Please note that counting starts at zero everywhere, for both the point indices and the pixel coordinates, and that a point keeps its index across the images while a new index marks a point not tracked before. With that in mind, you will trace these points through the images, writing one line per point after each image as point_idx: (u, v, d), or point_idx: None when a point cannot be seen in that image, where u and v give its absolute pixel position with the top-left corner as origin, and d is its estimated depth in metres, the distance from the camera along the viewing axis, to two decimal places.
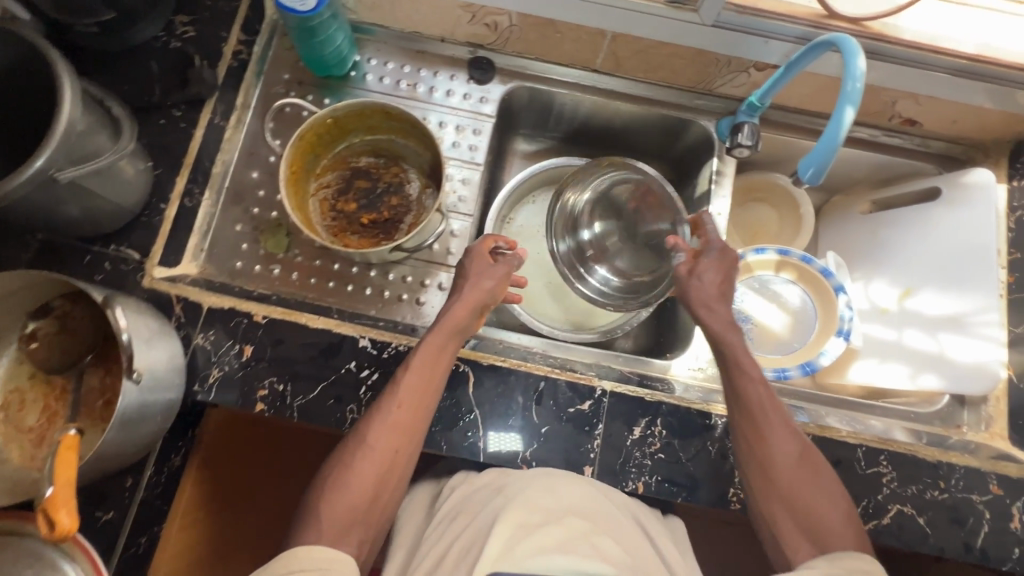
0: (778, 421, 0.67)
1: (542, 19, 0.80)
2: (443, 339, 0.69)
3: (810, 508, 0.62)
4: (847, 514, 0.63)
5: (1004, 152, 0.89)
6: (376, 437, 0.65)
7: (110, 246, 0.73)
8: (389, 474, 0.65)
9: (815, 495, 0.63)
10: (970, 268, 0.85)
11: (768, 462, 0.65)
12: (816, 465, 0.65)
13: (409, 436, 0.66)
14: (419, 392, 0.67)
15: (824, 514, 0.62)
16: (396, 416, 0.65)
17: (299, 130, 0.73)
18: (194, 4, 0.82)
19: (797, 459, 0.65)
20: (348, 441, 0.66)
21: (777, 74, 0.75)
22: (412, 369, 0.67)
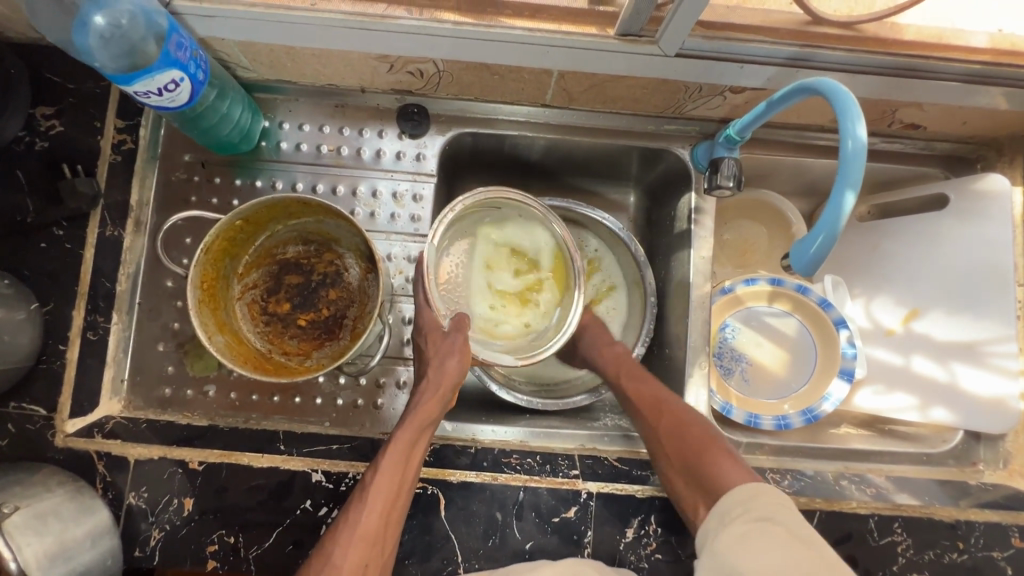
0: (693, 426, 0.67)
1: (474, 63, 0.66)
2: (413, 433, 0.63)
3: (710, 474, 0.62)
4: (741, 462, 0.64)
5: (1020, 149, 0.79)
6: (344, 551, 0.57)
7: (9, 403, 0.63)
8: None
9: (714, 457, 0.64)
10: (984, 291, 0.76)
11: (665, 441, 0.67)
12: (705, 433, 0.67)
13: (382, 546, 0.59)
14: (391, 495, 0.60)
15: (720, 471, 0.62)
16: (366, 525, 0.58)
17: (202, 245, 0.62)
18: (55, 90, 0.67)
19: (684, 429, 0.67)
20: (314, 558, 0.58)
21: (756, 109, 0.63)
22: (382, 469, 0.61)
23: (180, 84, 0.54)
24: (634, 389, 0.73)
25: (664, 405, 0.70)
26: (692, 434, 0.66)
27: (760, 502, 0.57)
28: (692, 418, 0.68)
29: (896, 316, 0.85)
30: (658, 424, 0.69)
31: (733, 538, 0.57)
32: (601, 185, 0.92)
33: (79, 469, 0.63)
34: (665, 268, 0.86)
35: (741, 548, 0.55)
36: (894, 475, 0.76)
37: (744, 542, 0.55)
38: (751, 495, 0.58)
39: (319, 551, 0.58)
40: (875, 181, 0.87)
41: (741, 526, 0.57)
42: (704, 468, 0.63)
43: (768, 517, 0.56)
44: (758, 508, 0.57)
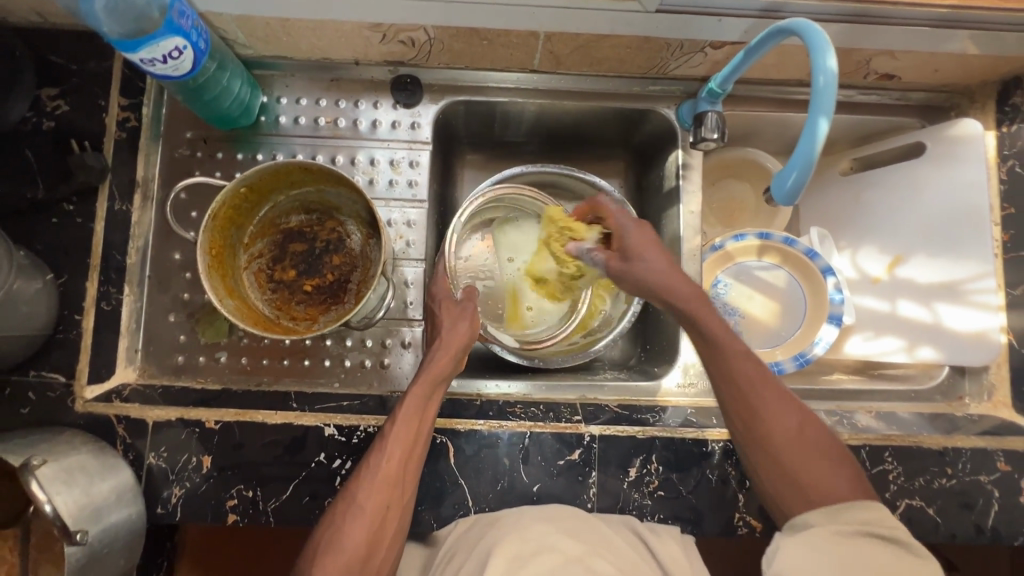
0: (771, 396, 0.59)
1: (463, 28, 0.69)
2: (429, 388, 0.66)
3: (810, 474, 0.55)
4: (829, 450, 0.56)
5: (990, 95, 0.82)
6: (367, 495, 0.59)
7: (28, 372, 0.65)
8: (384, 536, 0.59)
9: (818, 456, 0.56)
10: (963, 232, 0.79)
11: (759, 427, 0.58)
12: (813, 429, 0.58)
13: (403, 491, 0.61)
14: (410, 441, 0.63)
15: (825, 474, 0.54)
16: (387, 471, 0.61)
17: (209, 212, 0.64)
18: (59, 71, 0.70)
19: (791, 424, 0.58)
20: (337, 503, 0.61)
21: (735, 60, 0.67)
22: (401, 418, 0.63)
23: (183, 52, 0.57)
24: (734, 364, 0.61)
25: (763, 386, 0.60)
26: (798, 428, 0.57)
27: (876, 519, 0.49)
28: (792, 405, 0.59)
29: (881, 264, 0.88)
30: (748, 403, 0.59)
31: (836, 541, 0.48)
32: (591, 151, 0.95)
33: (100, 432, 0.65)
34: (656, 227, 0.89)
35: (850, 555, 0.46)
36: (883, 411, 0.79)
37: (854, 553, 0.47)
38: (869, 512, 0.49)
39: (342, 497, 0.60)
40: (855, 134, 0.90)
41: (848, 533, 0.48)
42: (805, 467, 0.55)
43: (893, 542, 0.47)
44: (880, 527, 0.48)
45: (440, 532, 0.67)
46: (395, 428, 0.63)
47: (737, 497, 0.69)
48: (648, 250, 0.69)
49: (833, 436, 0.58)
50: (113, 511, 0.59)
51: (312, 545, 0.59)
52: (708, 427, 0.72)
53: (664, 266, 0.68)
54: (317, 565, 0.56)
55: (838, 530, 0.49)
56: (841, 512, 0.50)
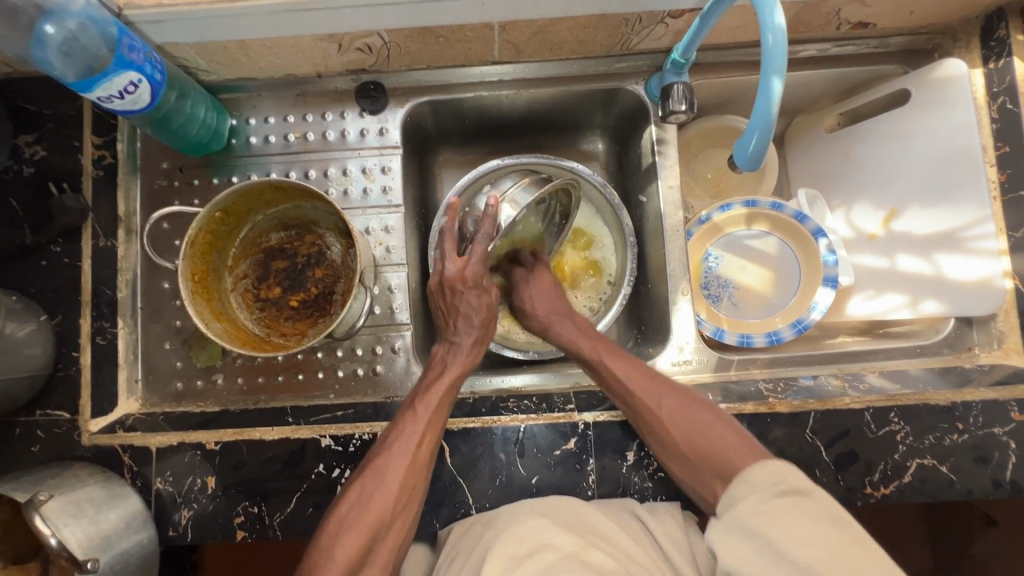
0: (643, 387, 0.68)
1: (416, 29, 0.68)
2: (456, 377, 0.70)
3: (708, 455, 0.61)
4: (736, 433, 0.62)
5: (975, 31, 0.78)
6: (395, 472, 0.61)
7: (36, 411, 0.68)
8: (403, 514, 0.61)
9: (707, 431, 0.62)
10: (956, 177, 0.76)
11: (649, 421, 0.65)
12: (703, 412, 0.64)
13: (428, 473, 0.63)
14: (439, 424, 0.65)
15: (725, 453, 0.60)
16: (416, 454, 0.62)
17: (186, 240, 0.65)
18: (32, 118, 0.71)
19: (679, 410, 0.65)
20: (363, 481, 0.61)
21: (694, 27, 0.65)
22: (432, 403, 0.66)
23: (139, 85, 0.59)
24: (614, 365, 0.71)
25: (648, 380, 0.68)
26: (685, 414, 0.64)
27: (782, 474, 0.54)
28: (679, 394, 0.66)
29: (876, 220, 0.85)
30: (636, 404, 0.67)
31: (752, 508, 0.53)
32: (568, 137, 0.94)
33: (107, 463, 0.67)
34: (639, 206, 0.87)
35: (771, 519, 0.51)
36: (889, 370, 0.77)
37: (772, 515, 0.51)
38: (777, 471, 0.55)
39: (368, 473, 0.61)
40: (838, 88, 0.87)
41: (762, 498, 0.53)
42: (701, 447, 0.62)
43: (800, 494, 0.52)
44: (790, 481, 0.53)
45: (445, 531, 0.68)
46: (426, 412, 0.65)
47: None
48: (545, 290, 0.82)
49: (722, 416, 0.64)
50: (122, 538, 0.60)
51: (332, 523, 0.59)
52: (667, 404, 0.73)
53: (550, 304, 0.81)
54: (339, 540, 0.57)
55: (759, 497, 0.53)
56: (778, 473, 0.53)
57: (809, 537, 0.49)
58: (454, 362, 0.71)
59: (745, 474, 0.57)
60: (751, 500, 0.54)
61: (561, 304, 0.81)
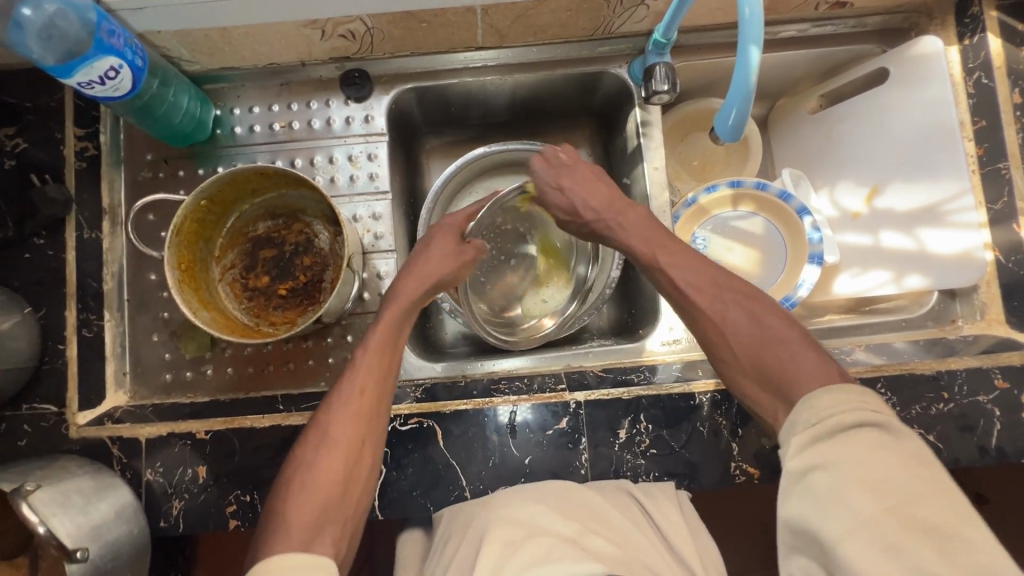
0: (720, 293, 0.62)
1: (399, 13, 0.68)
2: (400, 316, 0.67)
3: (776, 363, 0.56)
4: (824, 355, 0.56)
5: (949, 9, 0.79)
6: (339, 429, 0.59)
7: (22, 406, 0.67)
8: (358, 470, 0.59)
9: (783, 349, 0.57)
10: (935, 152, 0.77)
11: (720, 331, 0.61)
12: (775, 320, 0.59)
13: (376, 426, 0.61)
14: (379, 378, 0.62)
15: (795, 361, 0.55)
16: (359, 402, 0.60)
17: (172, 227, 0.65)
18: (12, 110, 0.71)
19: (749, 315, 0.59)
20: (307, 440, 0.59)
21: (674, 6, 0.66)
22: (372, 350, 0.63)
23: (120, 71, 0.58)
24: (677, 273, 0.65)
25: (713, 289, 0.62)
26: (759, 320, 0.59)
27: (847, 404, 0.49)
28: (754, 302, 0.60)
29: (859, 198, 0.86)
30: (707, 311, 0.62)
31: (814, 452, 0.48)
32: (555, 123, 0.94)
33: (96, 455, 0.67)
34: (625, 189, 0.88)
35: (842, 456, 0.47)
36: (874, 343, 0.78)
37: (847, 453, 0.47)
38: (851, 398, 0.50)
39: (313, 432, 0.59)
40: (820, 68, 0.88)
41: (834, 427, 0.48)
42: (772, 361, 0.56)
43: (878, 427, 0.48)
44: (866, 414, 0.49)
45: (439, 515, 0.68)
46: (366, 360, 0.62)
47: (731, 446, 0.68)
48: (588, 183, 0.74)
49: (799, 328, 0.58)
50: (113, 528, 0.60)
51: (282, 488, 0.57)
52: (664, 384, 0.71)
53: (603, 198, 0.73)
54: (292, 503, 0.55)
55: (817, 432, 0.49)
56: (816, 404, 0.51)
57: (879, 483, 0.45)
58: (395, 299, 0.68)
59: (813, 398, 0.51)
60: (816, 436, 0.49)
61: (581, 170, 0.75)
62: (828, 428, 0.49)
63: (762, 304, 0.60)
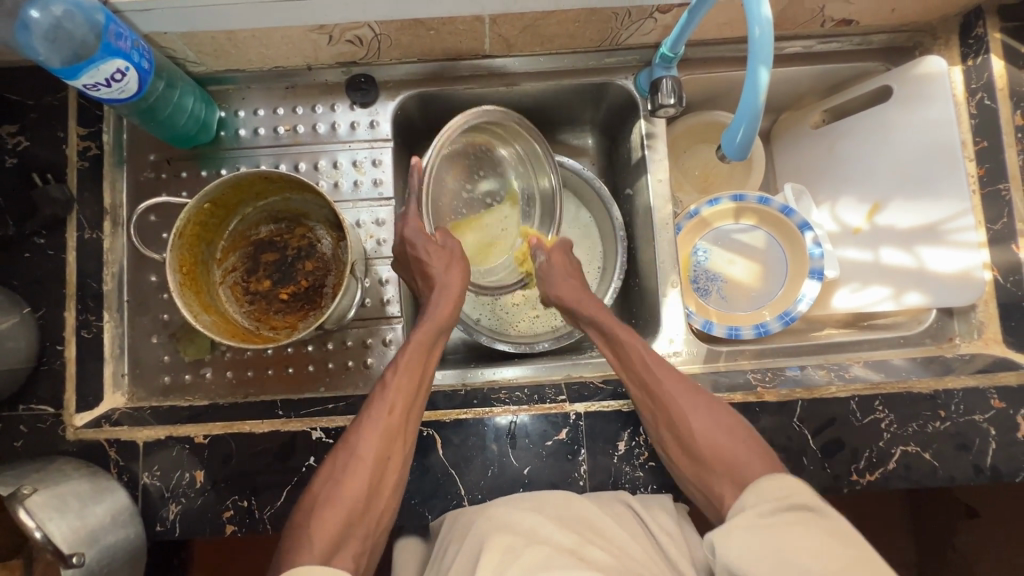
0: (662, 371, 0.68)
1: (407, 20, 0.68)
2: (428, 339, 0.69)
3: (726, 453, 0.62)
4: (766, 453, 0.62)
5: (954, 29, 0.80)
6: (367, 445, 0.60)
7: (18, 407, 0.67)
8: (382, 485, 0.61)
9: (730, 439, 0.63)
10: (935, 171, 0.78)
11: (670, 411, 0.65)
12: (719, 410, 0.65)
13: (404, 441, 0.63)
14: (409, 394, 0.64)
15: (741, 462, 0.61)
16: (389, 420, 0.62)
17: (174, 231, 0.64)
18: (15, 108, 0.70)
19: (694, 404, 0.66)
20: (338, 453, 0.61)
21: (682, 20, 0.66)
22: (403, 369, 0.65)
23: (126, 73, 0.58)
24: (637, 352, 0.70)
25: (665, 376, 0.68)
26: (698, 406, 0.65)
27: (789, 489, 0.55)
28: (696, 391, 0.67)
29: (860, 214, 0.87)
30: (661, 401, 0.66)
31: (749, 530, 0.53)
32: (558, 132, 0.94)
33: (92, 457, 0.66)
34: (628, 200, 0.88)
35: (780, 531, 0.51)
36: (872, 360, 0.78)
37: (782, 530, 0.51)
38: (788, 485, 0.56)
39: (342, 446, 0.61)
40: (823, 84, 0.89)
41: (767, 512, 0.54)
42: (721, 451, 0.62)
43: (813, 510, 0.52)
44: (799, 496, 0.54)
45: (436, 523, 0.68)
46: (395, 380, 0.64)
47: None
48: (566, 273, 0.79)
49: (731, 412, 0.66)
50: (109, 532, 0.59)
51: (311, 498, 0.59)
52: None
53: (573, 288, 0.78)
54: (318, 514, 0.57)
55: (761, 511, 0.54)
56: (759, 491, 0.57)
57: (820, 548, 0.49)
58: (428, 321, 0.70)
59: (756, 485, 0.58)
60: (758, 513, 0.54)
61: (562, 259, 0.80)
62: (768, 509, 0.54)
63: (701, 395, 0.67)
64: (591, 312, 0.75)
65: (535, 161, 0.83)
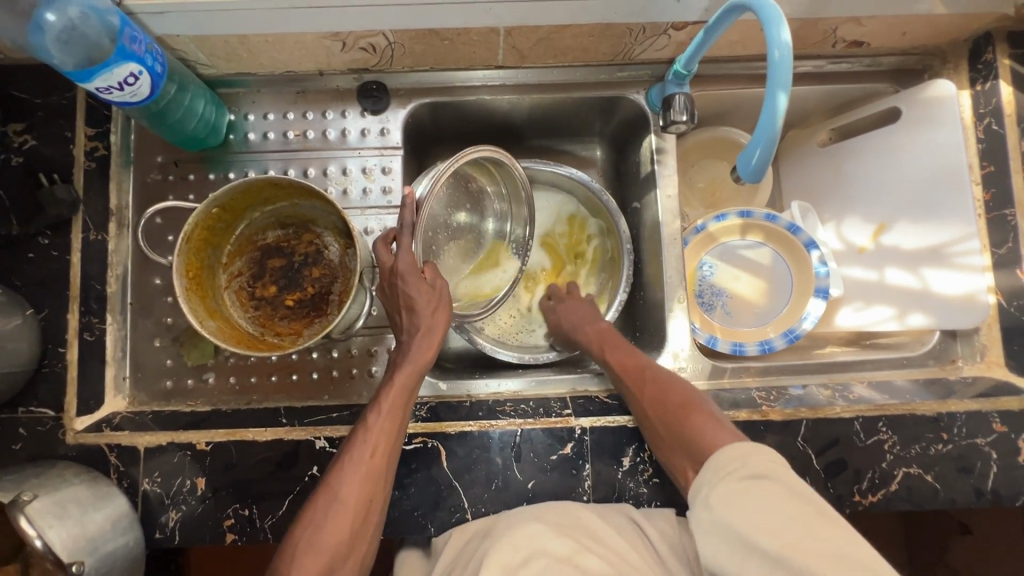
0: (650, 369, 0.69)
1: (422, 30, 0.68)
2: (408, 380, 0.65)
3: (682, 428, 0.61)
4: (726, 425, 0.61)
5: (963, 54, 0.81)
6: (348, 488, 0.59)
7: (18, 409, 0.66)
8: (365, 528, 0.59)
9: (687, 411, 0.63)
10: (942, 194, 0.78)
11: (642, 395, 0.67)
12: (677, 391, 0.66)
13: (384, 483, 0.61)
14: (390, 437, 0.62)
15: (698, 432, 0.60)
16: (370, 464, 0.60)
17: (182, 235, 0.64)
18: (23, 106, 0.69)
19: (658, 385, 0.67)
20: (318, 496, 0.59)
21: (698, 39, 0.66)
22: (384, 412, 0.63)
23: (139, 77, 0.57)
24: (614, 358, 0.73)
25: (645, 370, 0.69)
26: (665, 390, 0.66)
27: (739, 455, 0.54)
28: (662, 377, 0.68)
29: (866, 234, 0.87)
30: (638, 384, 0.68)
31: (723, 495, 0.53)
32: (567, 142, 0.94)
33: (92, 462, 0.65)
34: (635, 213, 0.88)
35: (739, 501, 0.51)
36: (875, 380, 0.79)
37: (740, 498, 0.51)
38: (740, 453, 0.55)
39: (321, 490, 0.59)
40: (832, 103, 0.89)
41: (728, 482, 0.53)
42: (678, 426, 0.62)
43: (767, 475, 0.52)
44: (760, 462, 0.53)
45: (439, 536, 0.68)
46: (375, 423, 0.62)
47: None
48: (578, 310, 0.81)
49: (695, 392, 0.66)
50: (109, 540, 0.59)
51: (292, 541, 0.58)
52: None
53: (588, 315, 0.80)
54: (297, 561, 0.56)
55: (722, 482, 0.54)
56: (714, 462, 0.56)
57: (773, 516, 0.49)
58: (407, 360, 0.66)
59: (712, 458, 0.57)
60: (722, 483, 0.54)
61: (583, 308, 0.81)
62: (730, 479, 0.53)
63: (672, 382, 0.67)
64: (589, 327, 0.78)
65: (517, 201, 0.80)
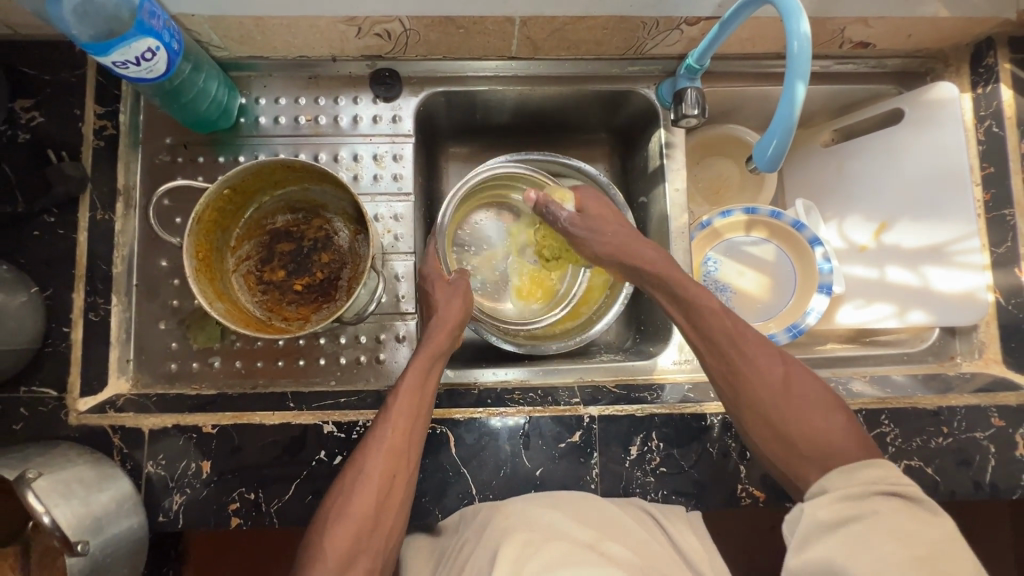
0: (749, 346, 0.63)
1: (439, 17, 0.68)
2: (428, 363, 0.67)
3: (811, 431, 0.56)
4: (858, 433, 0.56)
5: (964, 58, 0.83)
6: (372, 464, 0.59)
7: (19, 388, 0.65)
8: (390, 506, 0.59)
9: (811, 410, 0.58)
10: (944, 194, 0.80)
11: (747, 381, 0.61)
12: (806, 382, 0.60)
13: (409, 462, 0.61)
14: (412, 414, 0.62)
15: (827, 439, 0.55)
16: (392, 441, 0.60)
17: (193, 215, 0.63)
18: (31, 83, 0.68)
19: (778, 373, 0.61)
20: (344, 475, 0.60)
21: (712, 33, 0.67)
22: (403, 392, 0.64)
23: (156, 53, 0.57)
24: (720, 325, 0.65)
25: (746, 342, 0.63)
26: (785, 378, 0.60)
27: (889, 473, 0.48)
28: (781, 363, 0.62)
29: (868, 232, 0.88)
30: (736, 364, 0.63)
31: (842, 504, 0.48)
32: (575, 137, 0.95)
33: (95, 444, 0.64)
34: (642, 208, 0.89)
35: (862, 512, 0.46)
36: (876, 375, 0.80)
37: (864, 512, 0.46)
38: (886, 468, 0.49)
39: (349, 467, 0.60)
40: (836, 104, 0.91)
41: (856, 494, 0.48)
42: (806, 427, 0.57)
43: (901, 496, 0.46)
44: (905, 485, 0.47)
45: (445, 522, 0.67)
46: (398, 403, 0.63)
47: (739, 469, 0.69)
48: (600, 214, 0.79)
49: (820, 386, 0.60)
50: (113, 521, 0.58)
51: (320, 518, 0.58)
52: (684, 403, 0.71)
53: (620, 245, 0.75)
54: (327, 534, 0.56)
55: (844, 494, 0.49)
56: (857, 472, 0.50)
57: (906, 531, 0.43)
58: (427, 344, 0.68)
59: (852, 466, 0.51)
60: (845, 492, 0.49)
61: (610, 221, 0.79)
62: (859, 489, 0.48)
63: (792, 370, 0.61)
64: (667, 274, 0.71)
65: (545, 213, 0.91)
